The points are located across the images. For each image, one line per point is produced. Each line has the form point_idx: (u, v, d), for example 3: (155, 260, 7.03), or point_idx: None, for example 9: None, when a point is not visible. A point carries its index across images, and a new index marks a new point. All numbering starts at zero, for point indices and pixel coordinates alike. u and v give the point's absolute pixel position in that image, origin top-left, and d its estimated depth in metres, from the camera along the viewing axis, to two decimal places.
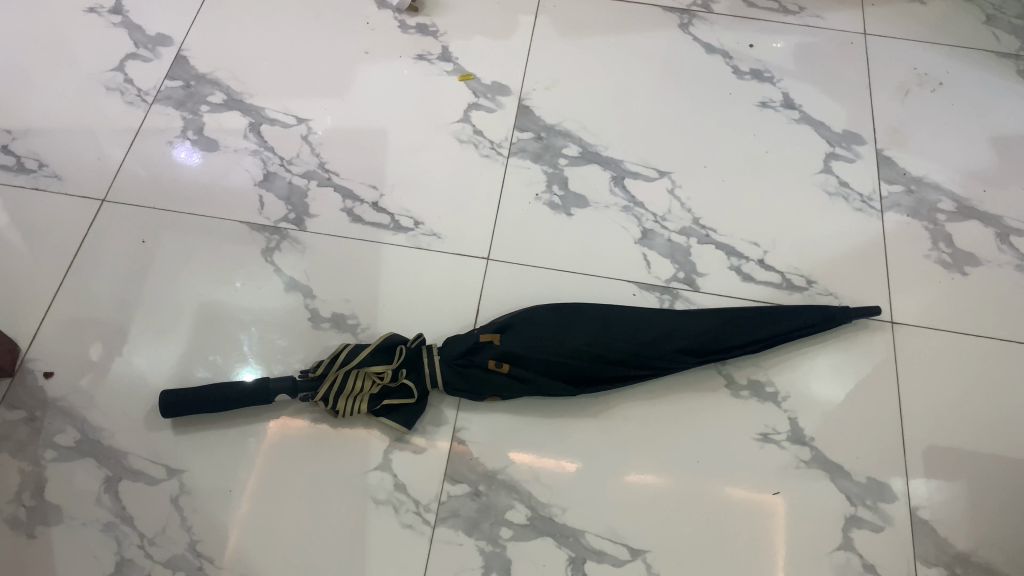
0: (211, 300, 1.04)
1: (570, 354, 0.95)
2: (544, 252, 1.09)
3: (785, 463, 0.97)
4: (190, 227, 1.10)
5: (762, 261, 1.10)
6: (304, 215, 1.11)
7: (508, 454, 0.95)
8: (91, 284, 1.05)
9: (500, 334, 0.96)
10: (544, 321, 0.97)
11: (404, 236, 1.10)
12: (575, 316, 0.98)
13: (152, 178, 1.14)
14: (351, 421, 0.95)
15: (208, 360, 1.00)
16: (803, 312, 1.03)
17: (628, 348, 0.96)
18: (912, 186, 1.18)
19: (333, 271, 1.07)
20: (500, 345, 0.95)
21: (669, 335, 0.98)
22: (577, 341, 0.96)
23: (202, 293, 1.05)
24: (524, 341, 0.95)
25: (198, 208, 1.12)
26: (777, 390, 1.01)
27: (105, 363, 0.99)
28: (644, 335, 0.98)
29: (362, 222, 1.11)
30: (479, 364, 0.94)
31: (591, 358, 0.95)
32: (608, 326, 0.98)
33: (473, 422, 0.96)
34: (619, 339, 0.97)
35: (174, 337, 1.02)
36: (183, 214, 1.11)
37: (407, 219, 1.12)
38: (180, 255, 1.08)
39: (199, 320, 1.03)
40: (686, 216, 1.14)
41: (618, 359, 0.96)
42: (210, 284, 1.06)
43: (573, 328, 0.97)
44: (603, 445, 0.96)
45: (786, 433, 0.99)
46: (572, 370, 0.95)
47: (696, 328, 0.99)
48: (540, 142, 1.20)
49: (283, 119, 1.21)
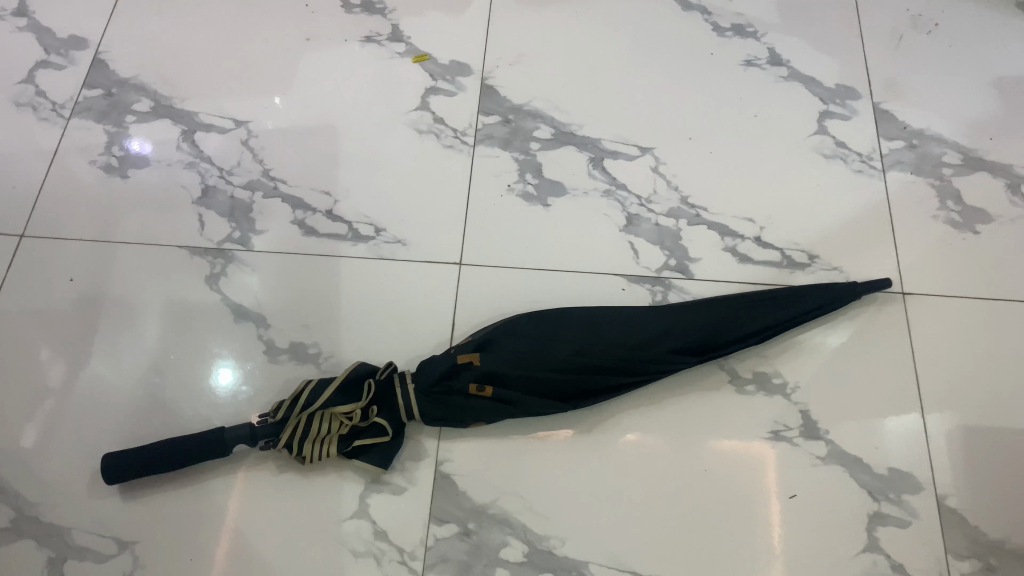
0: (152, 307, 0.96)
1: (556, 367, 0.86)
2: (520, 252, 0.99)
3: (798, 462, 0.86)
4: (120, 232, 1.00)
5: (759, 239, 1.00)
6: (250, 232, 1.00)
7: (497, 484, 0.85)
8: (14, 313, 0.96)
9: (479, 353, 0.86)
10: (525, 333, 0.87)
11: (365, 247, 0.99)
12: (560, 324, 0.89)
13: (73, 183, 1.04)
14: (320, 467, 0.87)
15: (152, 384, 0.91)
16: (810, 293, 0.93)
17: (619, 354, 0.87)
18: (914, 140, 1.08)
19: (286, 293, 0.96)
20: (479, 366, 0.85)
21: (664, 334, 0.88)
22: (563, 352, 0.86)
23: (136, 298, 0.97)
24: (505, 358, 0.85)
25: (127, 211, 1.02)
26: (786, 381, 0.91)
27: (38, 391, 0.91)
28: (637, 337, 0.88)
29: (316, 234, 1.00)
30: (458, 389, 0.84)
31: (580, 369, 0.86)
32: (596, 332, 0.88)
33: (456, 453, 0.87)
34: (610, 345, 0.87)
35: (114, 376, 0.92)
36: (110, 214, 1.02)
37: (366, 227, 1.01)
38: (109, 260, 0.99)
39: (135, 328, 0.95)
40: (672, 194, 1.04)
41: (609, 368, 0.86)
42: (145, 287, 0.97)
43: (558, 338, 0.87)
44: (601, 462, 0.86)
45: (798, 429, 0.88)
46: (561, 385, 0.86)
47: (693, 325, 0.89)
48: (508, 126, 1.08)
49: (219, 123, 1.08)
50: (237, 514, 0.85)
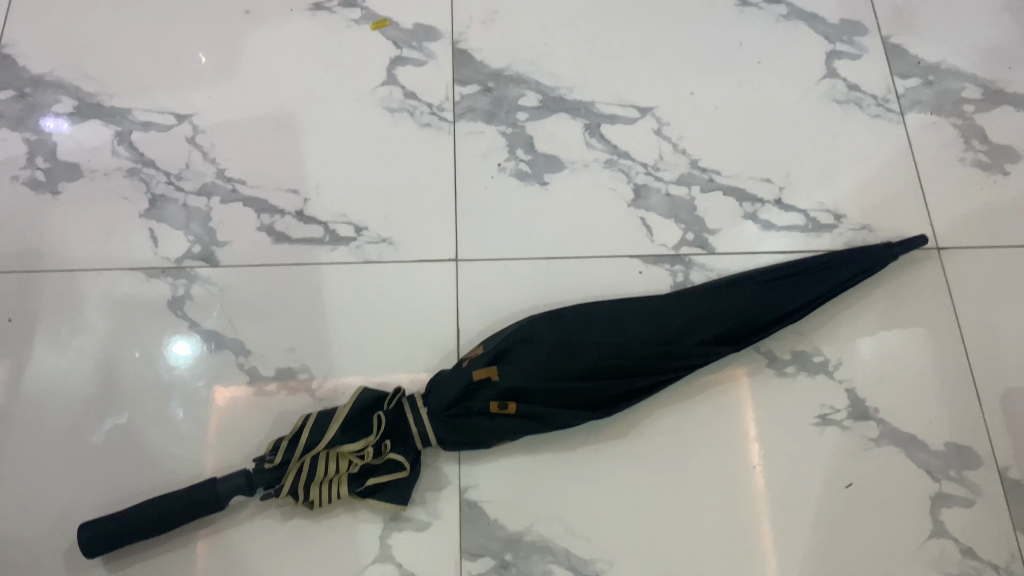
0: (101, 308, 0.85)
1: (584, 374, 0.77)
2: (522, 240, 0.89)
3: (852, 447, 0.80)
4: (49, 223, 0.88)
5: (780, 202, 0.92)
6: (212, 244, 0.88)
7: (531, 507, 0.77)
8: None
9: (496, 366, 0.77)
10: (544, 339, 0.78)
11: (346, 250, 0.88)
12: (581, 324, 0.79)
13: None
14: (331, 508, 0.77)
15: (113, 418, 0.80)
16: (840, 265, 0.86)
17: (651, 352, 0.78)
18: (929, 76, 1.00)
19: (264, 312, 0.85)
20: (499, 383, 0.75)
21: (695, 325, 0.80)
22: (589, 357, 0.77)
23: (78, 297, 0.85)
24: (527, 370, 0.76)
25: (55, 204, 0.89)
26: (827, 359, 0.84)
27: None
28: (668, 330, 0.79)
29: (288, 240, 0.88)
30: (479, 410, 0.75)
31: (611, 373, 0.77)
32: (623, 329, 0.79)
33: (482, 476, 0.78)
34: (639, 342, 0.78)
35: (66, 387, 0.81)
36: (36, 207, 0.89)
37: (344, 226, 0.89)
38: (40, 255, 0.87)
39: (81, 330, 0.84)
40: (680, 158, 0.94)
41: (641, 369, 0.78)
42: (87, 286, 0.86)
43: (582, 341, 0.78)
44: (640, 470, 0.79)
45: (847, 411, 0.81)
46: (591, 393, 0.77)
47: (725, 311, 0.82)
48: (489, 95, 0.96)
49: (158, 120, 0.94)
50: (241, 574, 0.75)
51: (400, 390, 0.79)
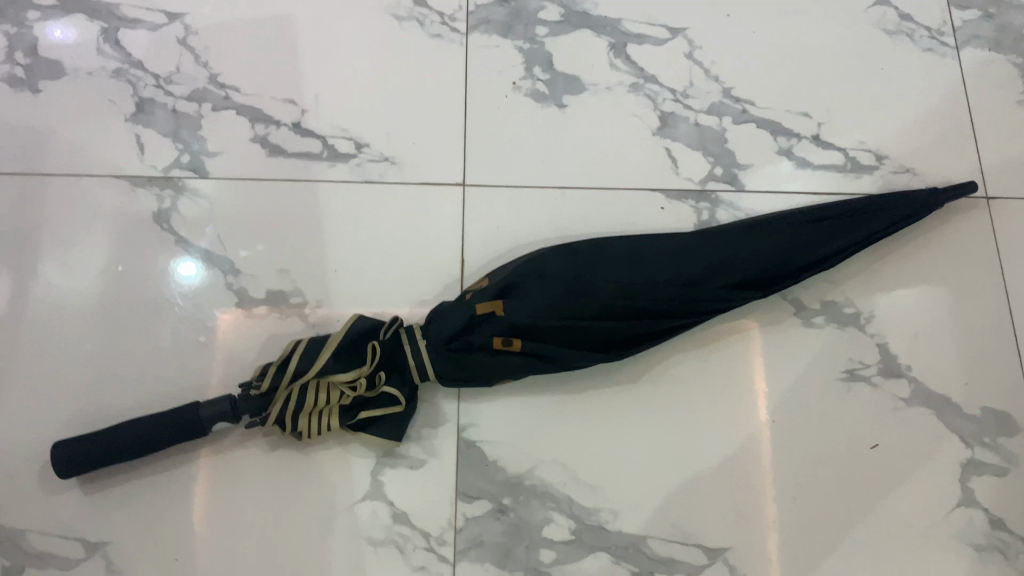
0: (82, 215, 0.79)
1: (597, 313, 0.71)
2: (537, 165, 0.82)
3: (880, 406, 0.75)
4: (27, 122, 0.82)
5: (818, 138, 0.85)
6: (202, 154, 0.81)
7: (533, 451, 0.72)
8: None
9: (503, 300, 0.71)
10: (555, 274, 0.72)
11: (345, 167, 0.81)
12: (596, 260, 0.73)
13: None
14: (321, 441, 0.72)
15: (92, 333, 0.75)
16: (883, 208, 0.79)
17: (671, 293, 0.72)
18: (991, 8, 0.91)
19: (256, 230, 0.79)
20: (504, 318, 0.70)
21: (721, 266, 0.74)
22: (604, 295, 0.71)
23: (57, 205, 0.79)
24: (535, 305, 0.70)
25: (34, 104, 0.83)
26: (859, 310, 0.78)
27: None
28: (691, 271, 0.73)
29: (283, 154, 0.82)
30: (481, 346, 0.70)
31: (626, 314, 0.71)
32: (641, 267, 0.73)
33: (483, 416, 0.73)
34: (658, 282, 0.72)
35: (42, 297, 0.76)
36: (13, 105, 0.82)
37: (344, 142, 0.82)
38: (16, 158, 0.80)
39: (59, 238, 0.78)
40: (712, 85, 0.86)
41: (659, 311, 0.72)
42: (66, 191, 0.80)
43: (596, 278, 0.72)
44: (651, 418, 0.74)
45: (876, 367, 0.76)
46: (604, 334, 0.71)
47: (755, 252, 0.75)
48: (507, 7, 0.88)
49: (147, 17, 0.87)
50: (224, 504, 0.70)
51: (399, 321, 0.73)
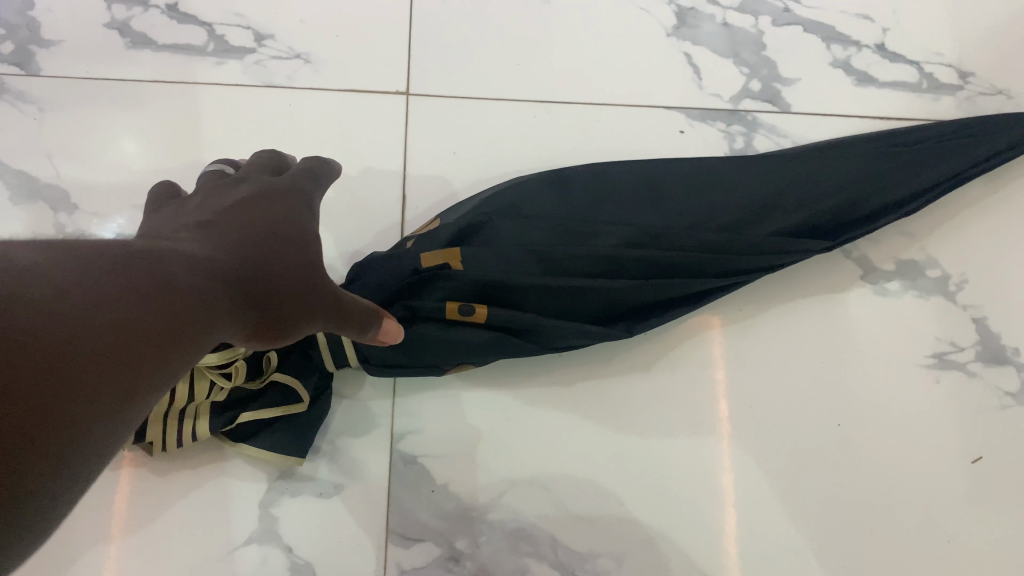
0: None
1: (596, 269, 0.50)
2: (507, 72, 0.60)
3: (979, 404, 0.54)
4: None
5: (883, 48, 0.63)
6: (31, 42, 0.57)
7: (505, 471, 0.52)
8: None
9: (461, 250, 0.49)
10: (536, 212, 0.51)
11: (239, 68, 0.58)
12: (594, 195, 0.52)
13: None
14: (192, 455, 0.51)
15: None
16: (991, 129, 0.57)
17: (702, 240, 0.50)
18: None
19: (109, 151, 0.56)
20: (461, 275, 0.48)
21: (773, 204, 0.52)
22: (607, 244, 0.50)
23: None
24: (506, 256, 0.49)
25: None
26: (948, 274, 0.57)
27: None
28: (732, 211, 0.51)
29: (151, 46, 0.58)
30: (427, 315, 0.49)
31: (637, 270, 0.50)
32: (658, 205, 0.51)
33: (430, 419, 0.53)
34: (686, 226, 0.51)
35: None
36: None
37: (238, 32, 0.59)
38: None
39: None
40: None
41: (685, 267, 0.50)
42: None
43: (593, 219, 0.51)
44: (662, 422, 0.54)
45: (971, 351, 0.55)
46: (605, 299, 0.50)
47: (819, 186, 0.53)
48: None
49: None
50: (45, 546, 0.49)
51: None
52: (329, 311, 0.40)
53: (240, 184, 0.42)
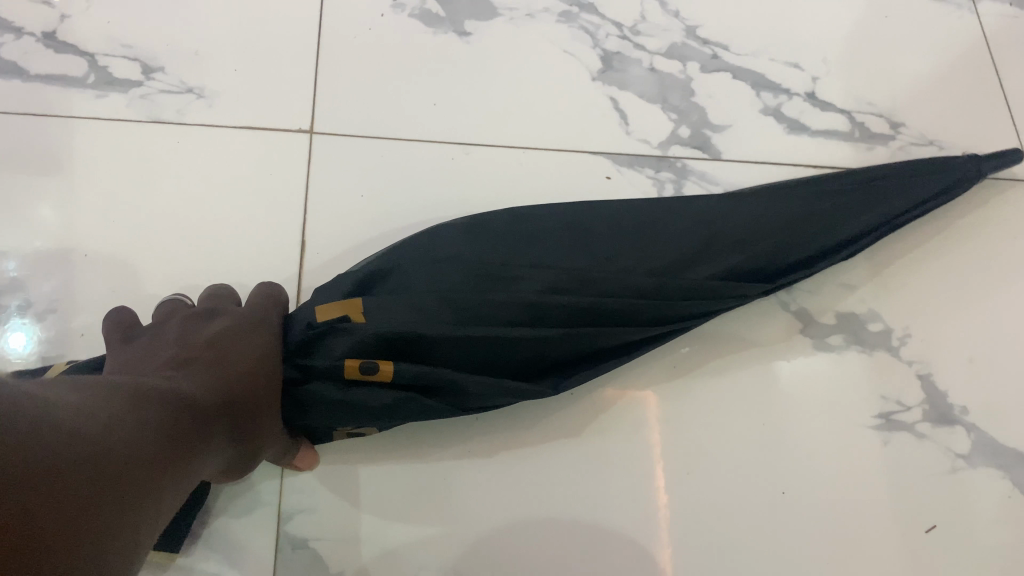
0: None
1: (519, 318, 0.44)
2: (423, 112, 0.56)
3: (930, 466, 0.50)
4: None
5: (813, 96, 0.62)
6: None
7: (410, 552, 0.46)
8: None
9: (364, 301, 0.43)
10: (452, 256, 0.46)
11: (123, 102, 0.52)
12: (515, 237, 0.47)
13: None
14: None
15: None
16: (924, 176, 0.55)
17: (635, 284, 0.46)
18: None
19: None
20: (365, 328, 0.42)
21: (710, 245, 0.48)
22: (533, 288, 0.45)
23: None
24: (418, 304, 0.43)
25: None
26: (889, 327, 0.54)
27: None
28: (665, 254, 0.47)
29: (21, 75, 0.52)
30: (324, 373, 0.42)
31: (566, 317, 0.45)
32: (588, 246, 0.47)
33: (323, 497, 0.47)
34: (617, 271, 0.46)
35: None
36: None
37: (124, 63, 0.53)
38: None
39: None
40: (672, 21, 0.62)
41: (618, 314, 0.46)
42: None
43: (518, 262, 0.46)
44: (591, 496, 0.48)
45: (917, 408, 0.52)
46: (531, 351, 0.45)
47: (756, 225, 0.50)
48: None
49: None
50: None
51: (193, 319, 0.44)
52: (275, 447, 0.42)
53: (212, 315, 0.42)
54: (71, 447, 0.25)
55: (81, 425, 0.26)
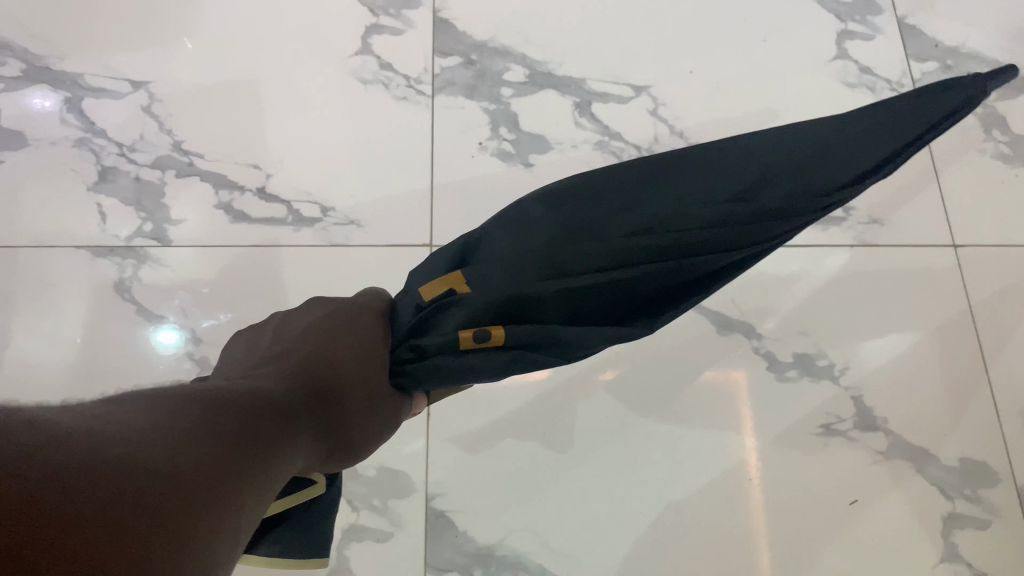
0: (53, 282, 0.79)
1: (605, 265, 0.49)
2: None
3: (858, 460, 0.75)
4: None
5: None
6: (165, 222, 0.81)
7: (507, 518, 0.73)
8: None
9: (462, 276, 0.51)
10: (535, 219, 0.51)
11: (311, 232, 0.81)
12: (589, 196, 0.51)
13: None
14: None
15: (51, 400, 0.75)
16: (928, 105, 0.55)
17: (709, 214, 0.49)
18: (948, 60, 0.92)
19: (219, 296, 0.78)
20: (474, 296, 0.50)
21: (774, 168, 0.50)
22: (615, 236, 0.49)
23: (28, 273, 0.79)
24: (511, 263, 0.49)
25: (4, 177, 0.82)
26: (833, 363, 0.78)
27: None
28: (733, 181, 0.50)
29: (248, 219, 0.81)
30: (439, 348, 0.51)
31: (651, 257, 0.49)
32: (657, 190, 0.51)
33: (451, 483, 0.74)
34: (687, 203, 0.49)
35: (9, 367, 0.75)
36: None
37: (309, 205, 0.82)
38: None
39: (28, 308, 0.78)
40: (678, 141, 0.87)
41: (694, 247, 0.49)
42: (38, 258, 0.79)
43: (595, 215, 0.50)
44: (625, 485, 0.74)
45: (852, 420, 0.76)
46: (620, 293, 0.49)
47: (817, 148, 0.51)
48: (471, 69, 0.88)
49: (110, 86, 0.86)
50: None
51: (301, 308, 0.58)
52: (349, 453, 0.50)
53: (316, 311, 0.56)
54: (103, 454, 0.25)
55: (138, 442, 0.28)
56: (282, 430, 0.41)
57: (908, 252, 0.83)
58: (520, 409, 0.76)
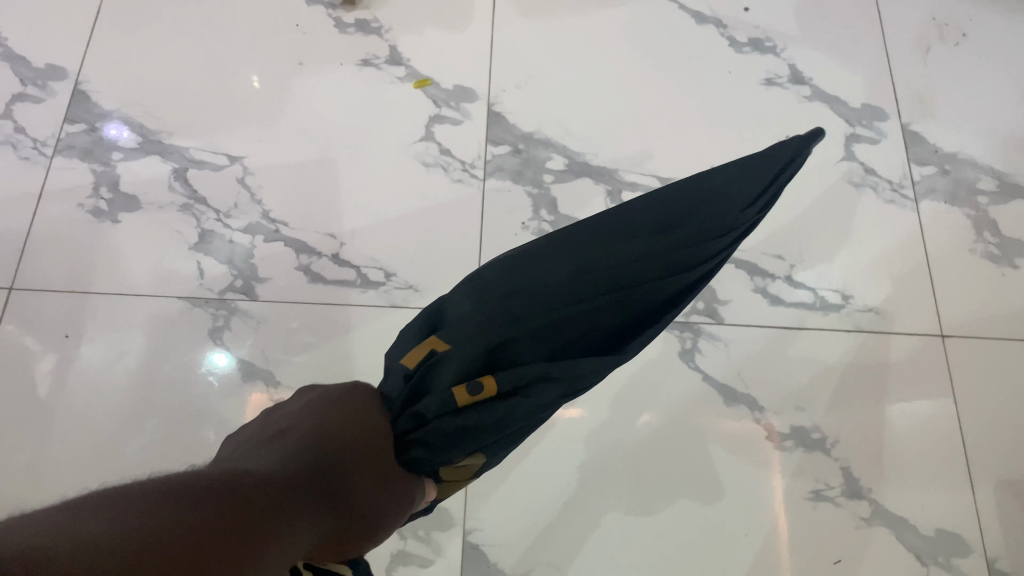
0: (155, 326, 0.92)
1: (568, 304, 0.63)
2: None
3: (843, 524, 0.85)
4: (108, 248, 0.96)
5: (790, 278, 0.95)
6: (252, 280, 0.95)
7: (533, 555, 0.84)
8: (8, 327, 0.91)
9: (437, 336, 0.63)
10: (486, 283, 0.65)
11: (375, 294, 0.94)
12: (529, 263, 0.65)
13: (59, 209, 0.98)
14: None
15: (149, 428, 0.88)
16: (771, 156, 0.74)
17: (633, 254, 0.65)
18: (945, 165, 1.02)
19: (296, 346, 0.92)
20: (451, 355, 0.61)
21: (671, 218, 0.68)
22: (563, 280, 0.64)
23: (134, 316, 0.93)
24: (479, 322, 0.62)
25: (118, 233, 0.97)
26: (825, 435, 0.88)
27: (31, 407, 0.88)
28: (641, 230, 0.67)
29: (322, 281, 0.95)
30: (437, 411, 0.61)
31: (597, 291, 0.64)
32: (586, 245, 0.66)
33: (486, 521, 0.85)
34: (612, 252, 0.65)
35: (115, 396, 0.89)
36: (99, 232, 0.97)
37: (375, 271, 0.95)
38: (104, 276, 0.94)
39: (133, 347, 0.91)
40: None
41: (631, 279, 0.64)
42: (143, 305, 0.93)
43: (541, 273, 0.64)
44: (636, 533, 0.85)
45: (840, 488, 0.86)
46: (587, 322, 0.63)
47: (697, 199, 0.69)
48: (518, 157, 1.02)
49: (211, 159, 1.01)
50: None
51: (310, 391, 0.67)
52: (369, 528, 0.56)
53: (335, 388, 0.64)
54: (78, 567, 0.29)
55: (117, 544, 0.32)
56: (289, 507, 0.45)
57: (897, 339, 0.93)
58: (544, 457, 0.87)
